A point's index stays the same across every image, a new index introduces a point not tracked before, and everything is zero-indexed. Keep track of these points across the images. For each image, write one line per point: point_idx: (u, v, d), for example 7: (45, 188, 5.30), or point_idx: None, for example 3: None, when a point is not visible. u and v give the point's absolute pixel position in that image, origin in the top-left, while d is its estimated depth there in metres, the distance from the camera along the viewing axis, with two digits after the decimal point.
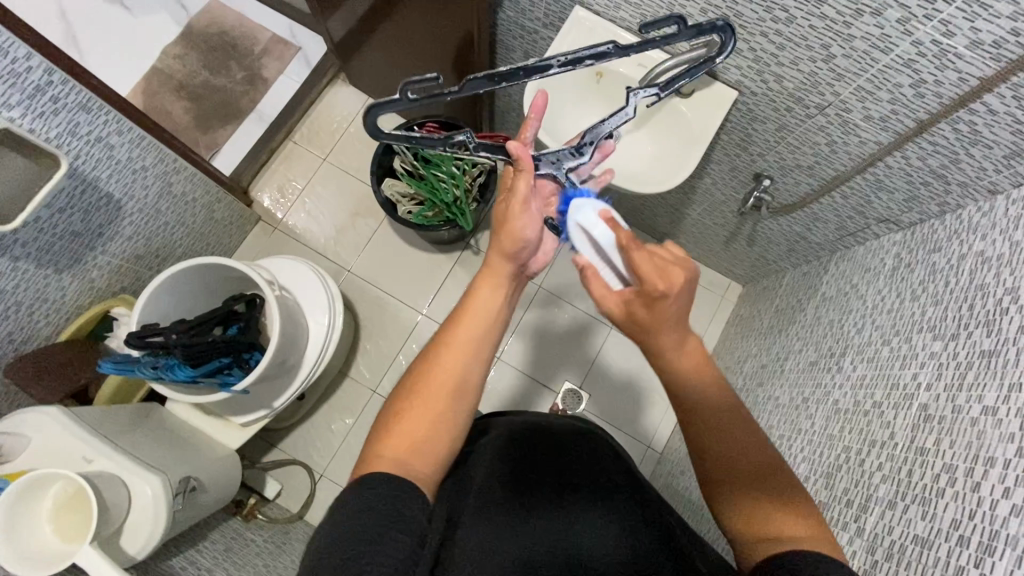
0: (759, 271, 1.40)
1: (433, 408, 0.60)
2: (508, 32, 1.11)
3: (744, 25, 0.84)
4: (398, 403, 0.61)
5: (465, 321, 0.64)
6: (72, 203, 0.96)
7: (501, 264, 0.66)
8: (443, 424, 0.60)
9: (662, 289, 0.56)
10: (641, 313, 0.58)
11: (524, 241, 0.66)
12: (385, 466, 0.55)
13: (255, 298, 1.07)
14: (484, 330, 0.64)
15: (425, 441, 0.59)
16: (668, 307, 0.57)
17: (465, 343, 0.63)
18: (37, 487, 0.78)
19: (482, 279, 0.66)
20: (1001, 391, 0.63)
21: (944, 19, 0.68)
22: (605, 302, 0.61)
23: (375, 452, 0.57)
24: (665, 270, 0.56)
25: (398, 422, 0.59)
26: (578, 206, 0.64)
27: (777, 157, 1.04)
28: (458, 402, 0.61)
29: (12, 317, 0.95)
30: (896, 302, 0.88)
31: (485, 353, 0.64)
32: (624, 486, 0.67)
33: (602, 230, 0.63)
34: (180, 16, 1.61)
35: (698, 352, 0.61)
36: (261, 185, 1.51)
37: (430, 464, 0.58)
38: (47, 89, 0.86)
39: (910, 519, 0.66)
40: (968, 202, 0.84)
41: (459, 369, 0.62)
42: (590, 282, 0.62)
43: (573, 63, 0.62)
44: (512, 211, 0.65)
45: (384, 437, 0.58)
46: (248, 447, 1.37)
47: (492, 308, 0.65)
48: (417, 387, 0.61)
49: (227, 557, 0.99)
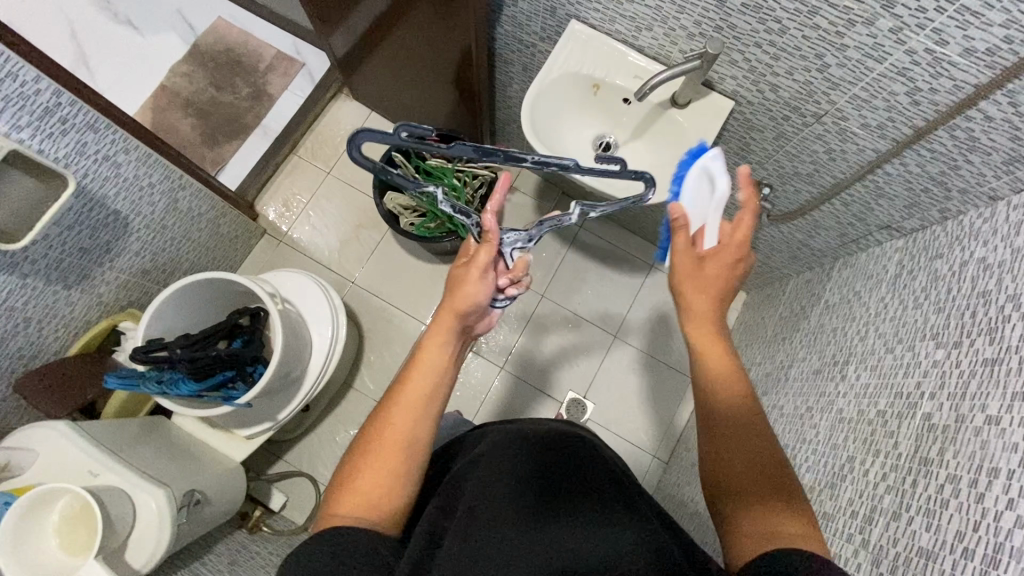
0: (762, 278, 1.40)
1: (388, 461, 0.61)
2: (507, 46, 1.12)
3: (738, 36, 0.84)
4: (354, 462, 0.62)
5: (415, 377, 0.65)
6: (81, 221, 0.99)
7: (448, 319, 0.68)
8: (397, 473, 0.61)
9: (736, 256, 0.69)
10: (691, 265, 0.71)
11: (474, 304, 0.68)
12: (342, 523, 0.57)
13: (259, 310, 1.07)
14: (434, 386, 0.66)
15: (382, 494, 0.60)
16: (716, 273, 0.70)
17: (416, 400, 0.64)
18: (43, 502, 0.79)
19: (430, 335, 0.68)
20: (1004, 400, 0.62)
21: (937, 28, 0.68)
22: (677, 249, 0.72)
23: (333, 507, 0.60)
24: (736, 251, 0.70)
25: (353, 477, 0.61)
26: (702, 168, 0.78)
27: (776, 165, 1.04)
28: (411, 451, 0.63)
29: (22, 333, 0.97)
30: (898, 309, 0.88)
31: (438, 403, 0.66)
32: (614, 496, 0.66)
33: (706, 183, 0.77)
34: (187, 35, 1.64)
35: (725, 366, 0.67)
36: (266, 199, 1.53)
37: (390, 513, 0.60)
38: (56, 110, 0.89)
39: (915, 531, 0.65)
40: (969, 207, 0.84)
41: (411, 420, 0.63)
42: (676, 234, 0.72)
43: (543, 164, 0.70)
44: (468, 274, 0.69)
45: (342, 491, 0.61)
46: (254, 459, 1.37)
47: (442, 362, 0.67)
48: (370, 445, 0.62)
49: (232, 569, 1.00)
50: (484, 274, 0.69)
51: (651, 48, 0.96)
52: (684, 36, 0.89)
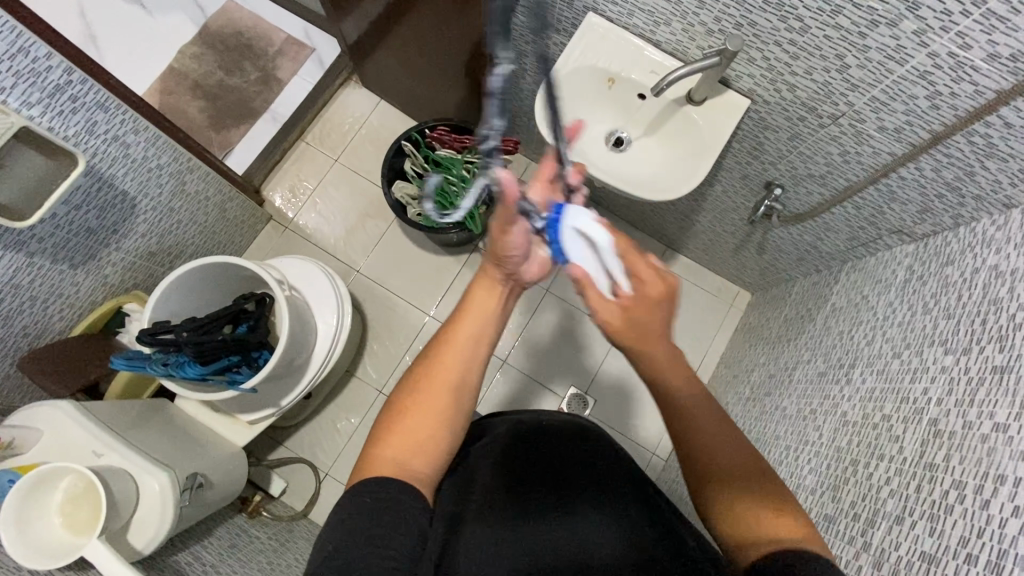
0: (768, 279, 1.40)
1: (437, 404, 0.61)
2: (522, 37, 1.11)
3: (759, 33, 0.84)
4: (402, 401, 0.62)
5: (462, 323, 0.65)
6: (89, 200, 0.98)
7: (495, 273, 0.67)
8: (445, 417, 0.61)
9: (654, 295, 0.60)
10: (634, 317, 0.60)
11: (506, 254, 0.64)
12: (387, 463, 0.57)
13: (265, 296, 1.07)
14: (484, 330, 0.66)
15: (427, 437, 0.60)
16: (654, 317, 0.60)
17: (467, 343, 0.65)
18: (46, 481, 0.79)
19: (479, 282, 0.68)
20: (1013, 408, 0.62)
21: (961, 31, 0.68)
22: (602, 311, 0.61)
23: (374, 453, 0.58)
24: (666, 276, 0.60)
25: (400, 420, 0.61)
26: (570, 213, 0.64)
27: (789, 166, 1.03)
28: (458, 402, 0.63)
29: (28, 311, 0.97)
30: (907, 314, 0.88)
31: (486, 351, 0.66)
32: (629, 490, 0.67)
33: (598, 233, 0.63)
34: (197, 16, 1.63)
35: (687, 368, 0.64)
36: (273, 184, 1.52)
37: (431, 465, 0.59)
38: (67, 88, 0.88)
39: (917, 536, 0.66)
40: (982, 214, 0.83)
41: (460, 367, 0.64)
42: (587, 291, 0.62)
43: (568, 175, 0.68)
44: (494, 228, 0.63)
45: (387, 438, 0.59)
46: (254, 444, 1.38)
47: (490, 308, 0.66)
48: (419, 386, 0.62)
49: (232, 553, 1.00)
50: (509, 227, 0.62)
51: (668, 44, 0.95)
52: (703, 32, 0.88)
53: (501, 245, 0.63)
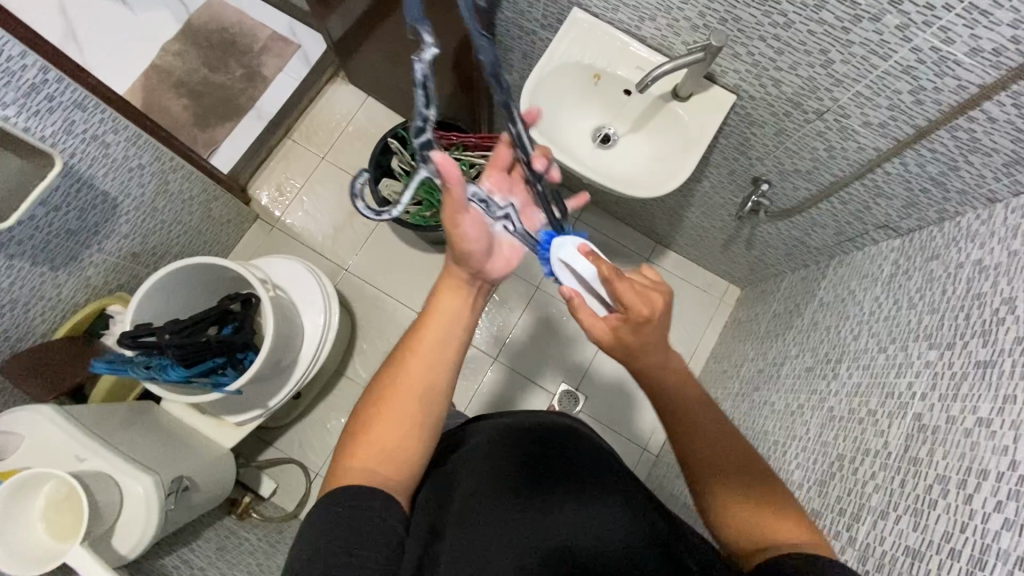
0: (757, 274, 1.40)
1: (407, 409, 0.61)
2: (507, 32, 1.10)
3: (743, 29, 0.83)
4: (370, 409, 0.61)
5: (430, 327, 0.65)
6: (69, 200, 0.97)
7: (460, 271, 0.67)
8: (414, 424, 0.61)
9: (648, 313, 0.59)
10: (628, 335, 0.61)
11: (468, 245, 0.65)
12: (359, 475, 0.57)
13: (251, 296, 1.06)
14: (453, 333, 0.65)
15: (398, 445, 0.59)
16: (655, 331, 0.60)
17: (435, 347, 0.64)
18: (27, 487, 0.78)
19: (444, 284, 0.67)
20: (995, 402, 0.62)
21: (944, 26, 0.67)
22: (594, 329, 0.62)
23: (347, 463, 0.58)
24: (647, 295, 0.60)
25: (370, 428, 0.60)
26: (557, 244, 0.70)
27: (775, 162, 1.03)
28: (429, 404, 0.62)
29: (8, 314, 0.95)
30: (892, 309, 0.88)
31: (456, 352, 0.65)
32: (612, 485, 0.67)
33: (585, 267, 0.68)
34: (179, 13, 1.61)
35: (679, 370, 0.65)
36: (259, 183, 1.50)
37: (403, 470, 0.59)
38: (43, 87, 0.86)
39: (902, 530, 0.66)
40: (967, 209, 0.83)
41: (428, 369, 0.63)
42: (579, 312, 0.63)
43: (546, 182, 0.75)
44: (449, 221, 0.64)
45: (353, 449, 0.59)
46: (243, 445, 1.37)
47: (457, 311, 0.66)
48: (387, 394, 0.61)
49: (220, 555, 0.99)
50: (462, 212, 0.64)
51: (654, 39, 0.94)
52: (688, 27, 0.88)
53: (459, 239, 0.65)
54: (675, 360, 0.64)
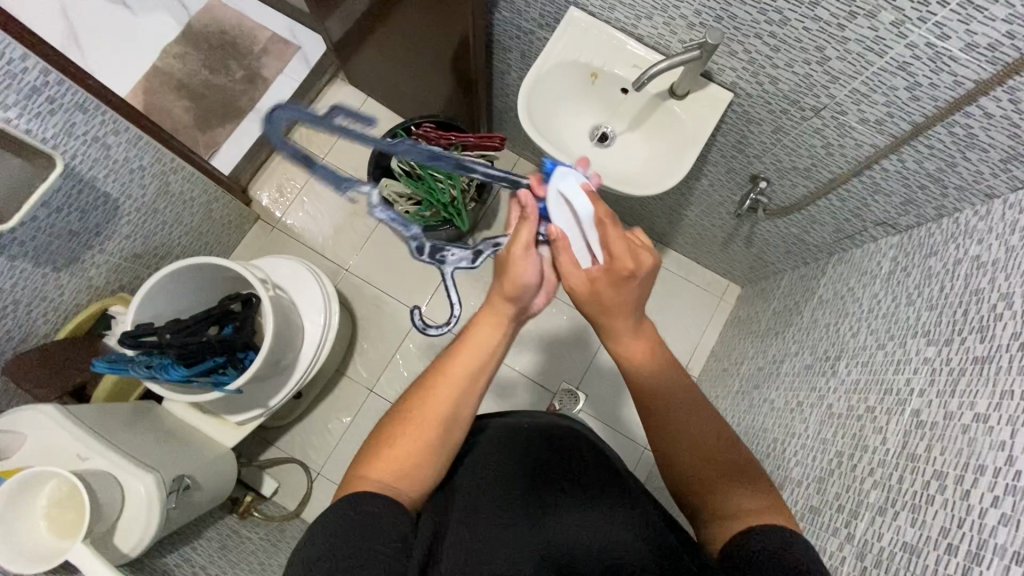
0: (757, 273, 1.40)
1: (429, 436, 0.62)
2: (505, 32, 1.10)
3: (739, 27, 0.83)
4: (395, 426, 0.62)
5: (462, 356, 0.65)
6: (70, 202, 0.97)
7: (504, 306, 0.66)
8: (435, 451, 0.62)
9: (631, 269, 0.62)
10: (606, 288, 0.64)
11: (523, 286, 0.64)
12: (374, 486, 0.58)
13: (251, 296, 1.07)
14: (483, 367, 0.66)
15: (416, 467, 0.60)
16: (633, 289, 0.63)
17: (464, 377, 0.65)
18: (29, 485, 0.79)
19: (484, 313, 0.67)
20: (993, 397, 0.62)
21: (939, 21, 0.67)
22: (572, 277, 0.65)
23: (364, 472, 0.59)
24: (636, 252, 0.63)
25: (393, 445, 0.61)
26: (560, 175, 0.67)
27: (773, 159, 1.03)
28: (451, 435, 0.63)
29: (11, 315, 0.96)
30: (891, 306, 0.88)
31: (481, 387, 0.66)
32: (611, 487, 0.67)
33: (582, 202, 0.65)
34: (180, 16, 1.62)
35: (651, 339, 0.68)
36: (260, 184, 1.51)
37: (420, 493, 0.60)
38: (44, 89, 0.87)
39: (899, 526, 0.66)
40: (965, 205, 0.83)
41: (456, 399, 0.64)
42: (560, 253, 0.65)
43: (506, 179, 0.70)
44: (512, 254, 0.64)
45: (375, 460, 0.60)
46: (245, 445, 1.37)
47: (491, 345, 0.66)
48: (414, 415, 0.63)
49: (222, 554, 1.00)
50: (529, 252, 0.64)
51: (650, 38, 0.94)
52: (684, 25, 0.88)
53: (514, 272, 0.64)
54: (647, 333, 0.67)
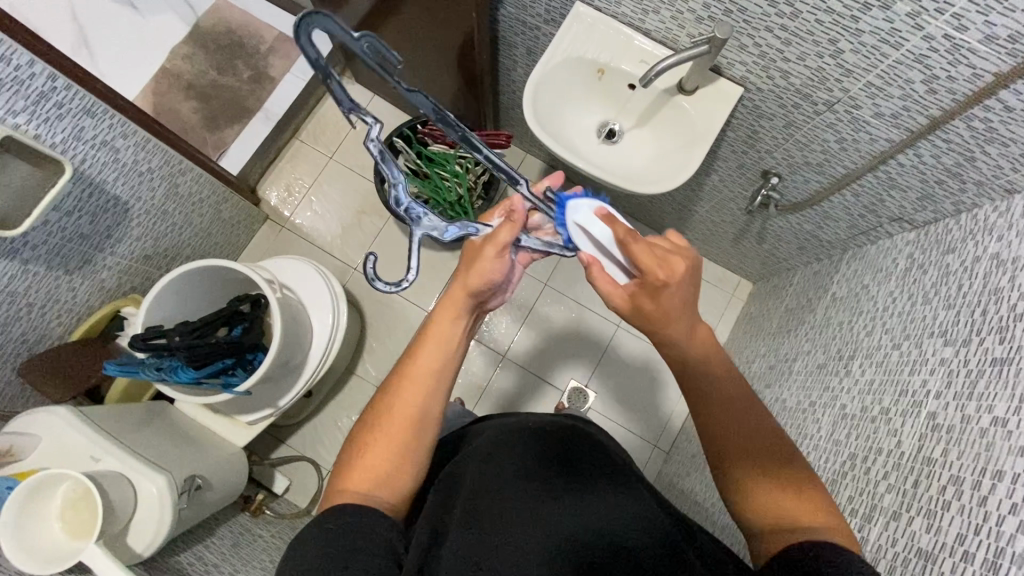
0: (769, 268, 1.37)
1: (397, 439, 0.61)
2: (510, 28, 1.09)
3: (749, 20, 0.81)
4: (364, 433, 0.62)
5: (425, 352, 0.64)
6: (80, 206, 0.98)
7: (463, 297, 0.64)
8: (404, 452, 0.62)
9: (663, 279, 0.61)
10: (647, 304, 0.63)
11: (488, 282, 0.63)
12: (352, 499, 0.58)
13: (260, 297, 1.07)
14: (447, 358, 0.64)
15: (389, 470, 0.61)
16: (672, 298, 0.62)
17: (428, 372, 0.63)
18: (44, 487, 0.80)
19: (443, 306, 0.65)
20: (1012, 401, 0.60)
21: (957, 13, 0.65)
22: (613, 297, 0.65)
23: (341, 485, 0.60)
24: (666, 260, 0.62)
25: (365, 453, 0.61)
26: (573, 207, 0.69)
27: (785, 154, 1.01)
28: (420, 430, 0.63)
29: (26, 317, 0.97)
30: (907, 304, 0.86)
31: (448, 377, 0.65)
32: (610, 479, 0.66)
33: (598, 227, 0.67)
34: (187, 16, 1.62)
35: (708, 340, 0.65)
36: (269, 183, 1.52)
37: (400, 490, 0.61)
38: (52, 94, 0.88)
39: (914, 532, 0.64)
40: (984, 200, 0.81)
41: (421, 396, 0.63)
42: (593, 276, 0.65)
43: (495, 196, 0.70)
44: (484, 253, 0.63)
45: (349, 469, 0.61)
46: (257, 443, 1.39)
47: (453, 336, 0.65)
48: (380, 419, 0.62)
49: (234, 552, 1.01)
50: (502, 253, 0.63)
51: (658, 32, 0.93)
52: (693, 19, 0.86)
53: (483, 269, 0.63)
54: (700, 332, 0.65)
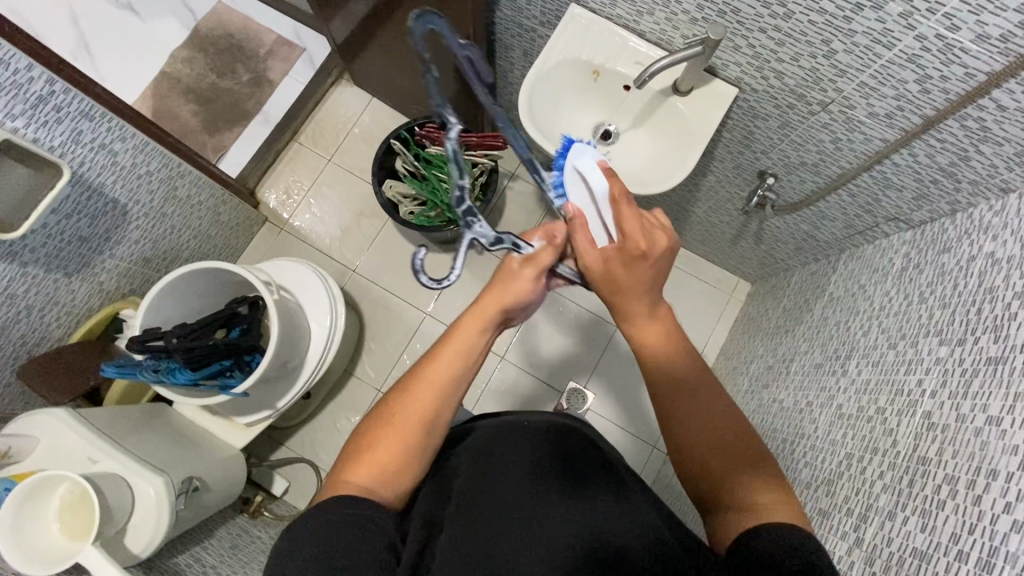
0: (767, 269, 1.37)
1: (409, 440, 0.62)
2: (507, 30, 1.10)
3: (742, 21, 0.82)
4: (376, 428, 0.62)
5: (445, 357, 0.64)
6: (79, 209, 0.99)
7: (489, 309, 0.65)
8: (415, 457, 0.62)
9: (644, 247, 0.63)
10: (619, 267, 0.64)
11: (520, 299, 0.65)
12: (355, 492, 0.58)
13: (257, 299, 1.07)
14: (465, 371, 0.65)
15: (395, 471, 0.61)
16: (646, 269, 0.64)
17: (446, 381, 0.64)
18: (41, 488, 0.80)
19: (470, 315, 0.66)
20: (1006, 400, 0.60)
21: (948, 13, 0.65)
22: (586, 254, 0.65)
23: (343, 476, 0.60)
24: (650, 233, 0.64)
25: (374, 448, 0.61)
26: (578, 151, 0.71)
27: (781, 154, 1.01)
28: (430, 434, 0.63)
29: (24, 320, 0.98)
30: (903, 304, 0.86)
31: (462, 391, 0.66)
32: (601, 475, 0.67)
33: (597, 178, 0.68)
34: (187, 20, 1.63)
35: (670, 329, 0.67)
36: (268, 186, 1.52)
37: (401, 492, 0.61)
38: (50, 98, 0.88)
39: (909, 532, 0.64)
40: (979, 200, 0.81)
41: (438, 405, 0.63)
42: (576, 233, 0.65)
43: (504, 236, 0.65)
44: (521, 269, 0.65)
45: (355, 462, 0.61)
46: (256, 444, 1.39)
47: (475, 350, 0.65)
48: (396, 416, 0.62)
49: (232, 554, 1.01)
50: (540, 275, 0.65)
51: (653, 34, 0.93)
52: (687, 20, 0.87)
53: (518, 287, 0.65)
54: (663, 318, 0.67)
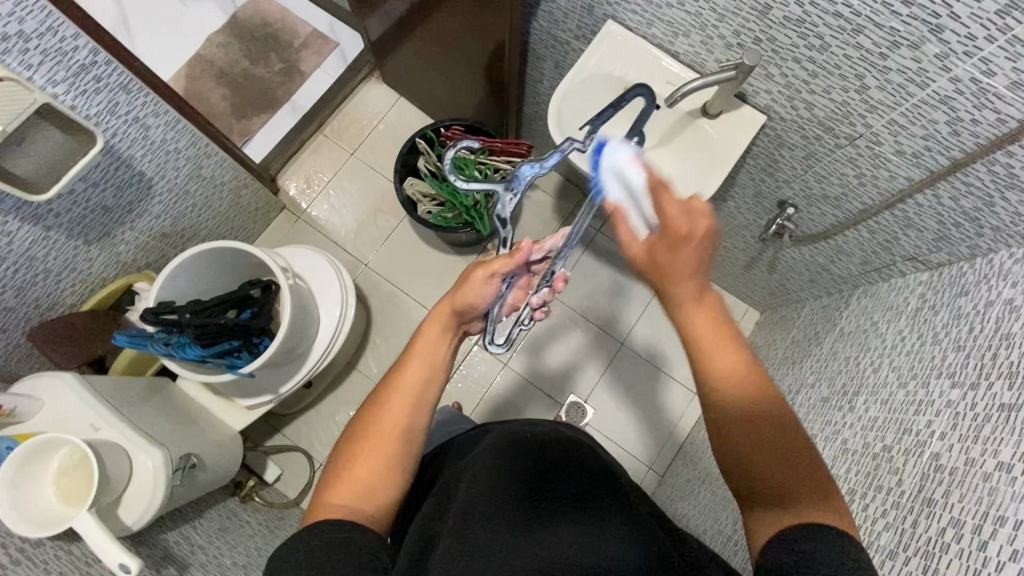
0: (778, 299, 1.37)
1: (382, 451, 0.62)
2: (542, 41, 1.11)
3: (778, 50, 0.83)
4: (351, 447, 0.63)
5: (411, 365, 0.66)
6: (106, 178, 1.00)
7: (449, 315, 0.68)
8: (391, 468, 0.62)
9: (687, 231, 0.55)
10: (662, 254, 0.58)
11: (473, 305, 0.66)
12: (334, 512, 0.58)
13: (271, 282, 1.07)
14: (431, 376, 0.66)
15: (372, 487, 0.61)
16: (691, 253, 0.56)
17: (414, 386, 0.65)
18: (42, 450, 0.80)
19: (429, 325, 0.68)
20: (1018, 447, 0.60)
21: (985, 57, 0.66)
22: (630, 247, 0.60)
23: (324, 499, 0.60)
24: (695, 213, 0.55)
25: (352, 466, 0.62)
26: (610, 150, 0.59)
27: (803, 185, 1.02)
28: (406, 442, 0.63)
29: (41, 283, 0.99)
30: (916, 344, 0.85)
31: (434, 395, 0.66)
32: (611, 499, 0.66)
33: (634, 174, 0.57)
34: (226, 6, 1.66)
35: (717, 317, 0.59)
36: (289, 173, 1.53)
37: (379, 507, 0.61)
38: (92, 68, 0.90)
39: (910, 572, 0.64)
40: (1001, 246, 0.81)
41: (408, 411, 0.64)
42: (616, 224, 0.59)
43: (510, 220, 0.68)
44: (474, 275, 0.66)
45: (335, 481, 0.61)
46: (252, 429, 1.39)
47: (437, 357, 0.67)
48: (369, 430, 0.63)
49: (220, 536, 1.01)
50: (492, 279, 0.65)
51: (687, 55, 0.94)
52: (722, 45, 0.88)
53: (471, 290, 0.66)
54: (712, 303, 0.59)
